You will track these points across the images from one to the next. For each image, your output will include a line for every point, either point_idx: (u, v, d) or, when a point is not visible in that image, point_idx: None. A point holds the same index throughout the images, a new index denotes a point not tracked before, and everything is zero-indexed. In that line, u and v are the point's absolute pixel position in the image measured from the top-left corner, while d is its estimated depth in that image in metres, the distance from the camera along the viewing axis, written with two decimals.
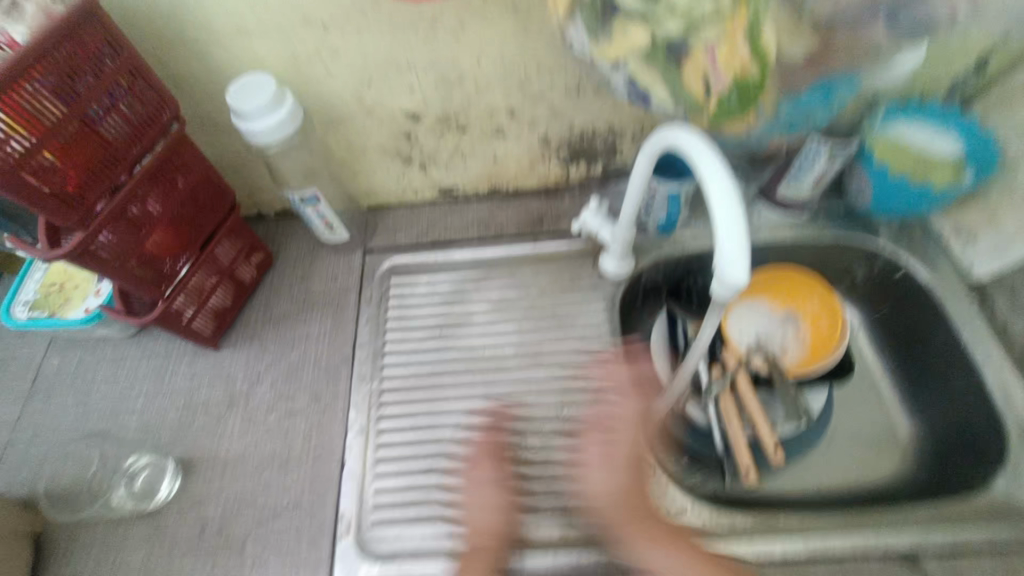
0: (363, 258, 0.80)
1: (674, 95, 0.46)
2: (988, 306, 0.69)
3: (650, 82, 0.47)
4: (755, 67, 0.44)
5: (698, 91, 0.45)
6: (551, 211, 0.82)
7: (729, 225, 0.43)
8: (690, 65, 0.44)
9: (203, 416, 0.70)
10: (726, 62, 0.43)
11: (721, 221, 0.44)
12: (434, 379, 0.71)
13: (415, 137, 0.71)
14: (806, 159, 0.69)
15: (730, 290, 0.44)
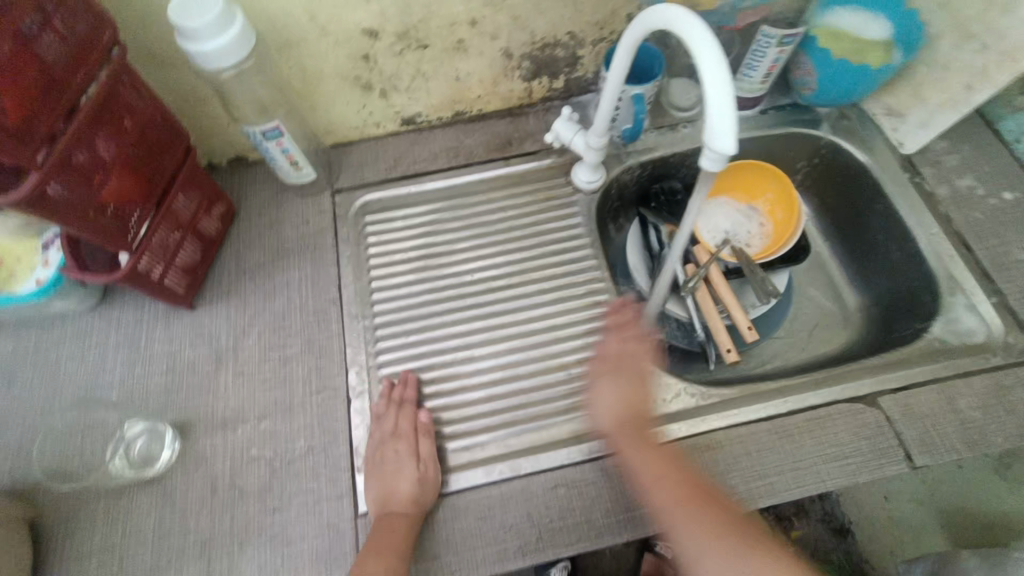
0: (333, 199, 0.78)
1: None
2: (918, 175, 0.74)
3: None
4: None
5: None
6: (518, 131, 0.81)
7: (718, 94, 0.42)
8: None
9: (192, 377, 0.68)
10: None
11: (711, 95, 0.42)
12: (427, 308, 0.71)
13: (374, 58, 0.68)
14: (760, 49, 0.70)
15: (719, 161, 0.45)
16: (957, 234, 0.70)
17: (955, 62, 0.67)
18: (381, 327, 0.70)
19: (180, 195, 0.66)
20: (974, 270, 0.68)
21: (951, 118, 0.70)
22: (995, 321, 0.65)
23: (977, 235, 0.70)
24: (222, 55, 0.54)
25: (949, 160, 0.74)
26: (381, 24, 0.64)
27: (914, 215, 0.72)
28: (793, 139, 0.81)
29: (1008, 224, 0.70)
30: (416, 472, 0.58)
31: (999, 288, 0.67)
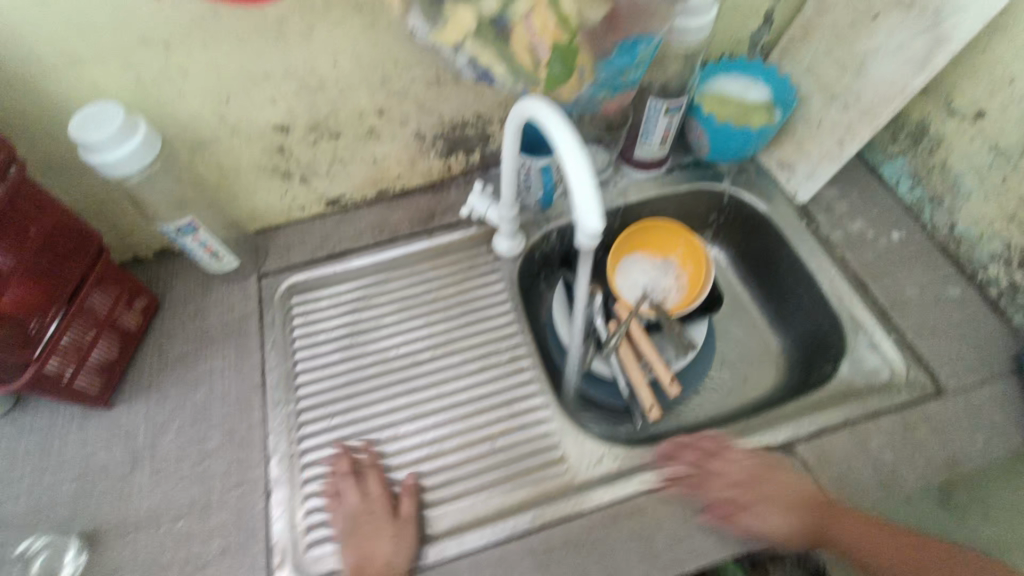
0: (259, 283, 0.79)
1: (510, 69, 0.51)
2: (814, 223, 0.80)
3: (489, 61, 0.50)
4: (566, 31, 0.48)
5: (529, 61, 0.50)
6: (440, 204, 0.84)
7: (581, 184, 0.46)
8: (515, 39, 0.48)
9: (105, 481, 0.65)
10: (542, 30, 0.47)
11: (575, 185, 0.47)
12: (353, 388, 0.72)
13: (290, 150, 0.71)
14: (650, 118, 0.75)
15: (592, 239, 0.49)
16: (854, 276, 0.74)
17: (825, 120, 0.74)
18: (306, 411, 0.70)
19: (95, 294, 0.66)
20: (871, 309, 0.72)
21: (830, 169, 0.75)
22: (895, 357, 0.68)
23: (871, 275, 0.74)
24: (131, 160, 0.56)
25: (839, 206, 0.80)
26: (290, 119, 0.67)
27: (815, 261, 0.77)
28: (699, 195, 0.86)
29: (898, 263, 0.74)
30: (391, 530, 0.60)
31: (896, 325, 0.70)
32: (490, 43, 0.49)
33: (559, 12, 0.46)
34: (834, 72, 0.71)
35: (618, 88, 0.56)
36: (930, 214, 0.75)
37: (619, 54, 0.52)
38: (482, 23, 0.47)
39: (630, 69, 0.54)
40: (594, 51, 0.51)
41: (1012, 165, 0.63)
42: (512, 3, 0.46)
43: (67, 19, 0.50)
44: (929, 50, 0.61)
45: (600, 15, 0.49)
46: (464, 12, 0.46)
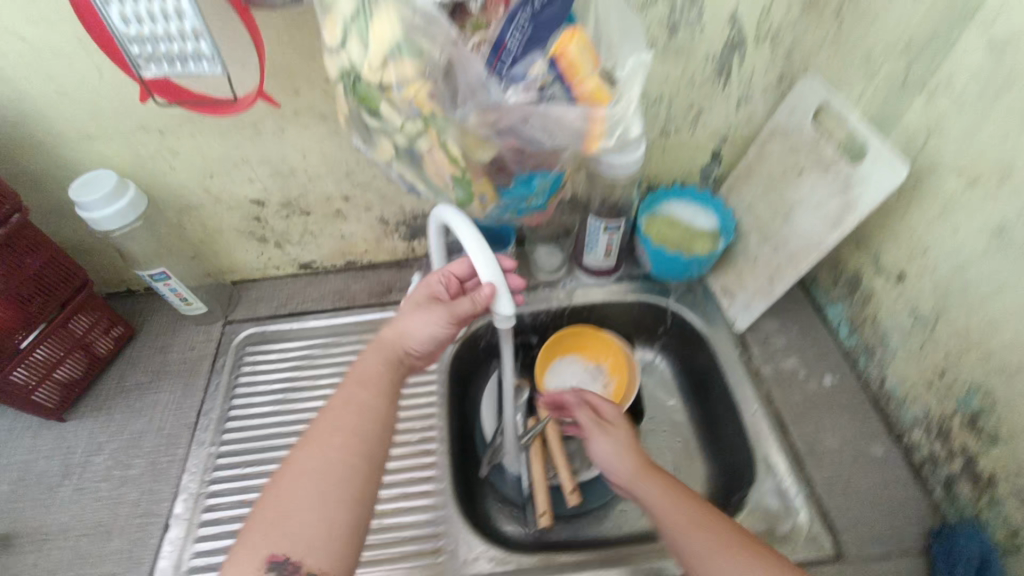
0: (222, 328, 0.87)
1: (427, 185, 0.55)
2: (747, 352, 0.80)
3: (412, 178, 0.54)
4: (461, 166, 0.51)
5: (439, 182, 0.53)
6: (399, 281, 0.91)
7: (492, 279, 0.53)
8: (426, 165, 0.51)
9: (34, 489, 0.72)
10: (441, 163, 0.50)
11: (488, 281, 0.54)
12: (271, 443, 0.76)
13: (265, 219, 0.81)
14: (592, 234, 0.81)
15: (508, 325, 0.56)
16: (776, 415, 0.73)
17: (760, 258, 0.76)
18: (224, 456, 0.74)
19: (74, 318, 0.76)
20: (787, 452, 0.70)
21: (762, 305, 0.77)
22: (801, 510, 0.65)
23: (794, 417, 0.73)
24: (112, 220, 0.66)
25: (776, 341, 0.80)
26: (266, 196, 0.77)
27: (740, 391, 0.76)
28: (646, 307, 0.88)
29: (825, 409, 0.73)
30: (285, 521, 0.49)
31: (809, 476, 0.68)
32: (409, 166, 0.53)
33: (451, 152, 0.49)
34: (769, 215, 0.75)
35: (524, 210, 0.59)
36: (864, 364, 0.74)
37: (518, 184, 0.55)
38: (398, 150, 0.51)
39: (531, 198, 0.57)
40: (493, 181, 0.54)
41: (928, 333, 0.63)
42: (414, 141, 0.49)
43: (86, 108, 0.63)
44: (841, 211, 0.64)
45: (491, 155, 0.51)
46: (383, 143, 0.51)
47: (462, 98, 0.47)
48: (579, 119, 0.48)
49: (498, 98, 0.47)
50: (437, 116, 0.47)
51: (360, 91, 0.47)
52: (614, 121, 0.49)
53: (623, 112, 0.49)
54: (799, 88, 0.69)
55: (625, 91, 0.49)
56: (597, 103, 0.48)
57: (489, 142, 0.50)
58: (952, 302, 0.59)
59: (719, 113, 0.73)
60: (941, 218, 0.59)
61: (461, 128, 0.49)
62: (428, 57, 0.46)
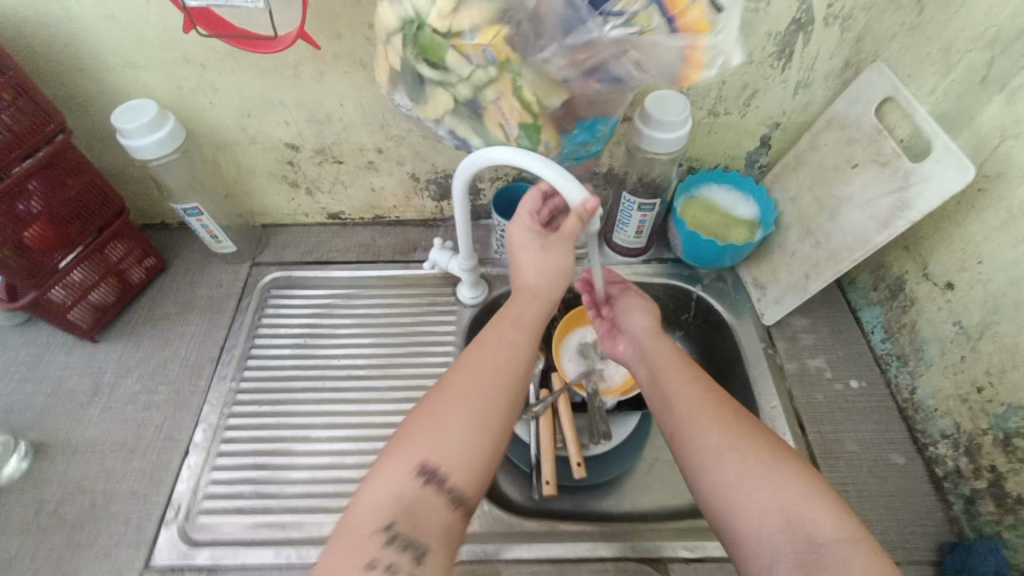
0: (249, 270, 0.88)
1: (486, 141, 0.56)
2: (773, 347, 0.77)
3: (466, 134, 0.55)
4: (532, 112, 0.52)
5: (501, 133, 0.55)
6: (425, 240, 0.91)
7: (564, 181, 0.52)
8: (488, 116, 0.53)
9: (66, 403, 0.75)
10: (510, 110, 0.51)
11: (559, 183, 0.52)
12: (288, 385, 0.78)
13: (298, 165, 0.81)
14: (625, 212, 0.78)
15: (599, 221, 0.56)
16: (794, 412, 0.71)
17: (798, 252, 0.73)
18: (243, 392, 0.77)
19: (111, 243, 0.78)
20: (802, 451, 0.68)
21: (793, 301, 0.74)
22: None
23: (813, 417, 0.71)
24: (151, 150, 0.67)
25: (805, 338, 0.77)
26: (301, 141, 0.77)
27: (761, 384, 0.74)
28: (671, 291, 0.85)
29: (847, 412, 0.71)
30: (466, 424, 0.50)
31: (822, 477, 0.66)
32: (466, 120, 0.54)
33: (523, 98, 0.50)
34: (814, 209, 0.71)
35: (582, 158, 0.61)
36: (895, 372, 0.71)
37: (578, 130, 0.56)
38: (458, 102, 0.52)
39: (590, 143, 0.58)
40: (558, 128, 0.55)
41: (971, 347, 0.60)
42: (481, 90, 0.50)
43: (131, 35, 0.63)
44: (893, 211, 0.60)
45: (562, 100, 0.51)
46: (442, 94, 0.51)
47: (545, 40, 0.47)
48: (681, 51, 0.44)
49: (591, 34, 0.45)
50: (512, 62, 0.48)
51: (423, 43, 0.49)
52: (717, 50, 0.44)
53: (727, 39, 0.44)
54: (865, 77, 0.64)
55: (729, 15, 0.44)
56: (701, 33, 0.43)
57: (562, 87, 0.50)
58: (1004, 316, 0.56)
59: (775, 96, 0.69)
60: (1005, 226, 0.55)
61: (538, 72, 0.49)
62: (504, 1, 0.46)
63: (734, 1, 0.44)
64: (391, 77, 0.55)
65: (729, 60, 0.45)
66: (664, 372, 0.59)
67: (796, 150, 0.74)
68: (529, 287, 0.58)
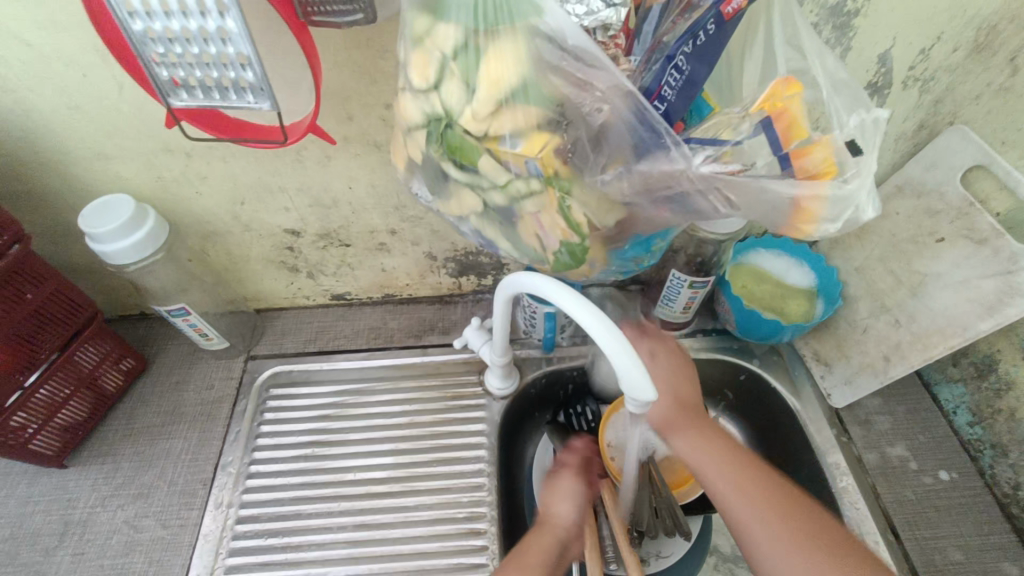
0: (244, 365, 0.77)
1: (518, 249, 0.43)
2: (847, 433, 0.68)
3: (494, 237, 0.44)
4: (580, 233, 0.39)
5: (537, 248, 0.42)
6: (442, 319, 0.81)
7: (619, 354, 0.43)
8: (523, 228, 0.41)
9: (30, 550, 0.63)
10: (553, 227, 0.39)
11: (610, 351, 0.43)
12: (295, 508, 0.66)
13: (299, 250, 0.71)
14: (673, 289, 0.70)
15: (643, 405, 0.44)
16: (884, 513, 0.62)
17: (871, 330, 0.66)
18: (244, 521, 0.65)
19: (80, 352, 0.67)
20: (900, 565, 0.59)
21: (871, 384, 0.66)
22: None
23: (906, 519, 0.62)
24: (128, 253, 0.56)
25: (880, 422, 0.68)
26: (302, 226, 0.68)
27: (841, 481, 0.64)
28: (723, 368, 0.75)
29: (943, 513, 0.62)
30: None
31: None
32: (497, 224, 0.42)
33: (569, 218, 0.38)
34: (889, 283, 0.64)
35: (631, 273, 0.48)
36: (990, 462, 0.63)
37: (633, 246, 0.44)
38: (488, 207, 0.41)
39: (643, 258, 0.46)
40: (608, 246, 0.42)
41: None
42: (519, 201, 0.38)
43: (101, 125, 0.53)
44: (998, 297, 0.55)
45: (619, 219, 0.40)
46: (468, 195, 0.40)
47: (606, 156, 0.37)
48: (789, 196, 0.34)
49: (675, 165, 0.35)
50: (560, 176, 0.37)
51: (451, 142, 0.38)
52: (844, 202, 0.34)
53: (859, 189, 0.34)
54: (945, 140, 0.58)
55: (865, 157, 0.34)
56: (822, 179, 0.34)
57: (619, 206, 0.39)
58: None
59: None
60: None
61: (592, 190, 0.38)
62: (557, 108, 0.36)
63: (871, 141, 0.35)
64: (409, 164, 0.44)
65: (858, 214, 0.34)
66: (734, 502, 0.48)
67: None
68: (542, 535, 0.54)
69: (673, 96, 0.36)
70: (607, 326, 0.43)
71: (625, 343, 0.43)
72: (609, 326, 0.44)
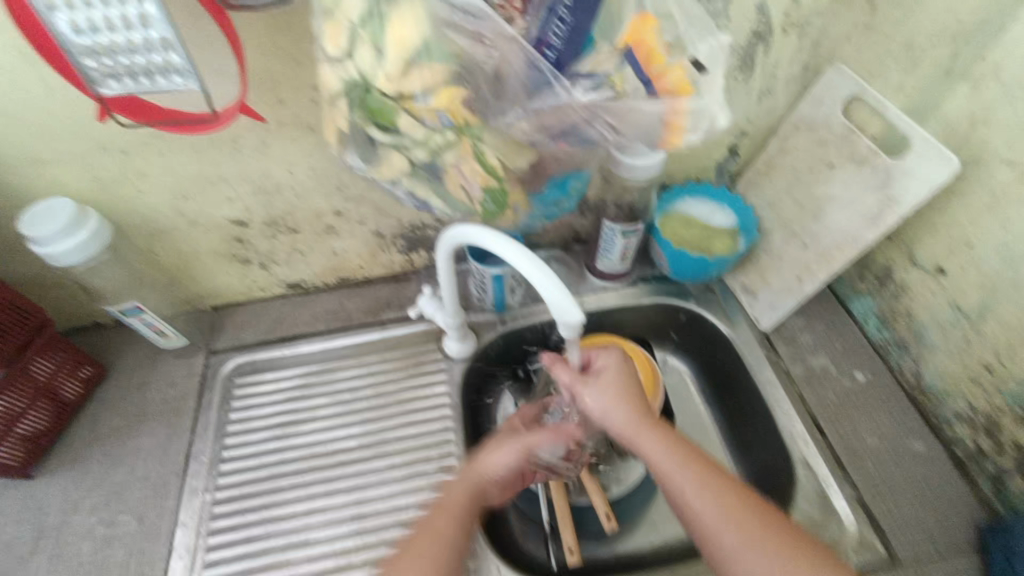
0: (206, 360, 0.79)
1: (449, 203, 0.48)
2: (775, 351, 0.75)
3: (425, 194, 0.47)
4: (497, 177, 0.44)
5: (463, 198, 0.47)
6: (398, 295, 0.84)
7: (548, 285, 0.48)
8: (448, 179, 0.45)
9: (4, 559, 0.64)
10: (474, 176, 0.44)
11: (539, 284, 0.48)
12: (271, 485, 0.69)
13: (248, 240, 0.73)
14: (608, 240, 0.75)
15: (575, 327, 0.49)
16: (810, 415, 0.69)
17: (785, 255, 0.73)
18: (221, 504, 0.68)
19: (36, 362, 0.67)
20: (827, 456, 0.66)
21: (789, 304, 0.73)
22: (845, 514, 0.62)
23: (830, 418, 0.69)
24: (74, 253, 0.58)
25: (803, 338, 0.76)
26: (248, 215, 0.70)
27: (772, 393, 0.71)
28: (663, 309, 0.82)
29: (860, 408, 0.70)
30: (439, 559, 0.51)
31: (851, 480, 0.65)
32: (426, 181, 0.46)
33: (485, 164, 0.43)
34: (794, 211, 0.71)
35: (554, 216, 0.53)
36: (896, 359, 0.71)
37: (552, 189, 0.49)
38: (415, 164, 0.45)
39: (563, 201, 0.51)
40: (527, 190, 0.47)
41: (973, 329, 0.61)
42: (439, 153, 0.43)
43: (31, 129, 0.54)
44: (879, 207, 0.62)
45: (531, 161, 0.44)
46: (395, 156, 0.44)
47: (506, 100, 0.41)
48: (658, 113, 0.40)
49: (560, 98, 0.40)
50: (471, 125, 0.41)
51: (372, 106, 0.41)
52: (701, 114, 0.40)
53: (711, 102, 0.40)
54: (827, 78, 0.65)
55: (710, 76, 0.41)
56: (682, 95, 0.40)
57: (528, 147, 0.43)
58: (1002, 298, 0.57)
59: (741, 105, 0.68)
60: (988, 208, 0.57)
61: (500, 134, 0.42)
62: (458, 62, 0.40)
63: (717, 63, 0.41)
64: (338, 135, 0.47)
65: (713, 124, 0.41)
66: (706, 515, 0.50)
67: (764, 156, 0.74)
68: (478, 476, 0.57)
69: (561, 44, 0.40)
70: (533, 261, 0.48)
71: (552, 274, 0.48)
72: (537, 262, 0.48)
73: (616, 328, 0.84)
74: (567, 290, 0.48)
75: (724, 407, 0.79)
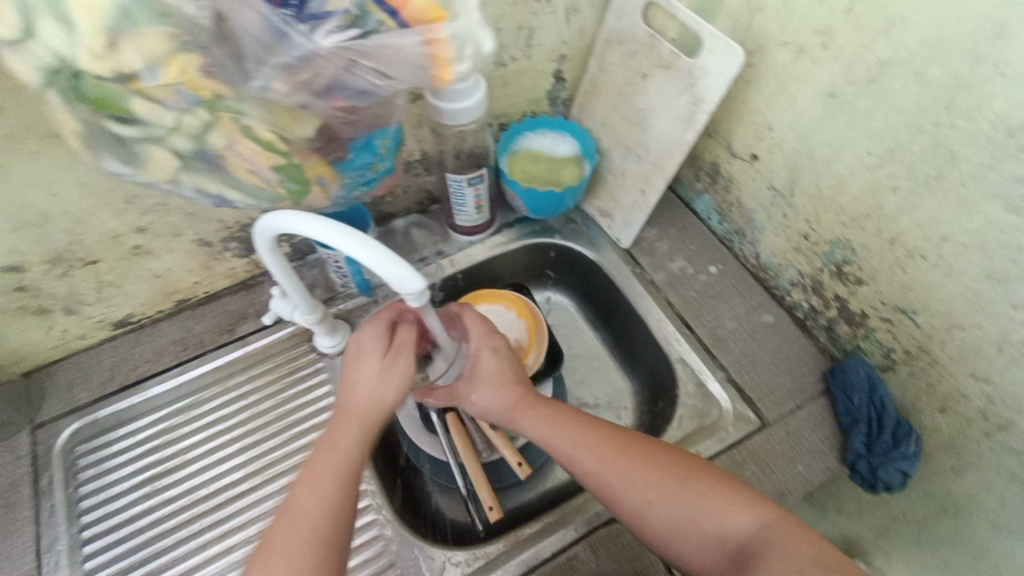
0: (32, 438, 0.66)
1: (245, 193, 0.42)
2: (639, 265, 0.79)
3: (212, 188, 0.41)
4: (281, 152, 0.40)
5: (258, 182, 0.42)
6: (252, 303, 0.76)
7: (375, 257, 0.44)
8: (230, 166, 0.40)
9: None
10: (254, 154, 0.39)
11: (368, 259, 0.44)
12: (152, 549, 0.62)
13: (34, 287, 0.61)
14: (459, 192, 0.71)
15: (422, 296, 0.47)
16: (678, 316, 0.75)
17: (627, 172, 0.75)
18: None
19: None
20: (697, 349, 0.72)
21: (640, 218, 0.76)
22: (720, 395, 0.69)
23: (694, 313, 0.75)
24: None
25: (660, 247, 0.80)
26: (19, 259, 0.57)
27: (642, 305, 0.75)
28: (532, 250, 0.82)
29: (718, 298, 0.76)
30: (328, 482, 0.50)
31: (720, 364, 0.71)
32: (207, 173, 0.40)
33: (261, 140, 0.39)
34: (625, 127, 0.73)
35: (374, 180, 0.50)
36: (739, 246, 0.78)
37: (357, 152, 0.46)
38: (182, 156, 0.39)
39: (376, 162, 0.48)
40: (327, 158, 0.44)
41: (788, 204, 0.68)
42: (203, 138, 0.38)
43: None
44: (691, 108, 0.65)
45: (315, 127, 0.40)
46: (153, 150, 0.37)
47: (254, 64, 0.36)
48: (418, 48, 0.37)
49: (303, 47, 0.35)
50: (223, 97, 0.36)
51: (91, 94, 0.34)
52: (462, 39, 0.39)
53: (469, 24, 0.39)
54: None
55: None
56: (436, 21, 0.37)
57: (304, 112, 0.39)
58: (804, 172, 0.63)
59: (551, 29, 0.66)
60: (778, 91, 0.61)
61: (263, 102, 0.37)
62: (172, 21, 0.32)
63: None
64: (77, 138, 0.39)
65: (479, 48, 0.40)
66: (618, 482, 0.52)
67: (589, 77, 0.74)
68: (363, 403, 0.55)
69: None
70: (354, 236, 0.44)
71: (378, 245, 0.44)
72: (361, 238, 0.44)
73: (493, 279, 0.83)
74: (397, 256, 0.44)
75: (608, 328, 0.82)
